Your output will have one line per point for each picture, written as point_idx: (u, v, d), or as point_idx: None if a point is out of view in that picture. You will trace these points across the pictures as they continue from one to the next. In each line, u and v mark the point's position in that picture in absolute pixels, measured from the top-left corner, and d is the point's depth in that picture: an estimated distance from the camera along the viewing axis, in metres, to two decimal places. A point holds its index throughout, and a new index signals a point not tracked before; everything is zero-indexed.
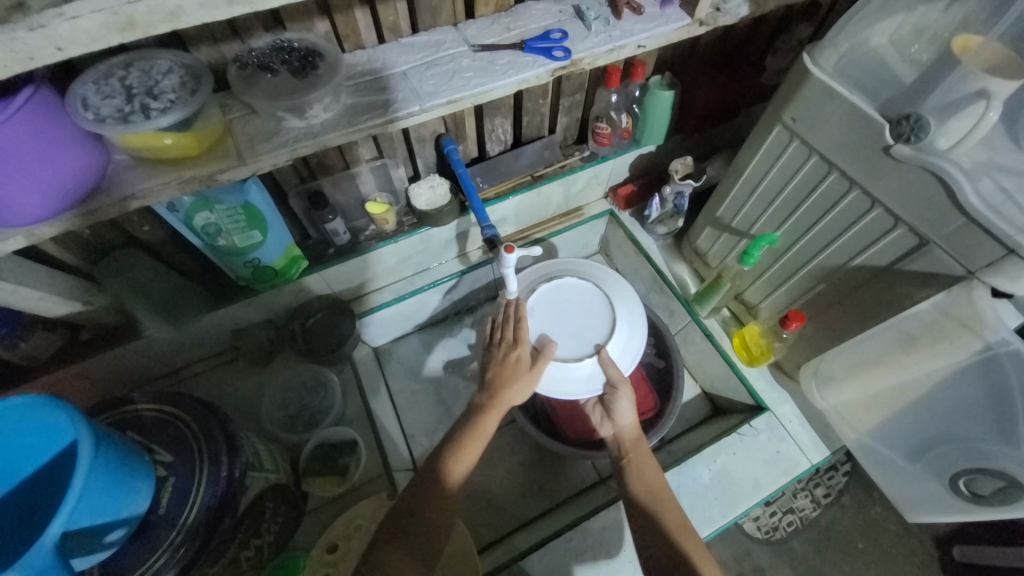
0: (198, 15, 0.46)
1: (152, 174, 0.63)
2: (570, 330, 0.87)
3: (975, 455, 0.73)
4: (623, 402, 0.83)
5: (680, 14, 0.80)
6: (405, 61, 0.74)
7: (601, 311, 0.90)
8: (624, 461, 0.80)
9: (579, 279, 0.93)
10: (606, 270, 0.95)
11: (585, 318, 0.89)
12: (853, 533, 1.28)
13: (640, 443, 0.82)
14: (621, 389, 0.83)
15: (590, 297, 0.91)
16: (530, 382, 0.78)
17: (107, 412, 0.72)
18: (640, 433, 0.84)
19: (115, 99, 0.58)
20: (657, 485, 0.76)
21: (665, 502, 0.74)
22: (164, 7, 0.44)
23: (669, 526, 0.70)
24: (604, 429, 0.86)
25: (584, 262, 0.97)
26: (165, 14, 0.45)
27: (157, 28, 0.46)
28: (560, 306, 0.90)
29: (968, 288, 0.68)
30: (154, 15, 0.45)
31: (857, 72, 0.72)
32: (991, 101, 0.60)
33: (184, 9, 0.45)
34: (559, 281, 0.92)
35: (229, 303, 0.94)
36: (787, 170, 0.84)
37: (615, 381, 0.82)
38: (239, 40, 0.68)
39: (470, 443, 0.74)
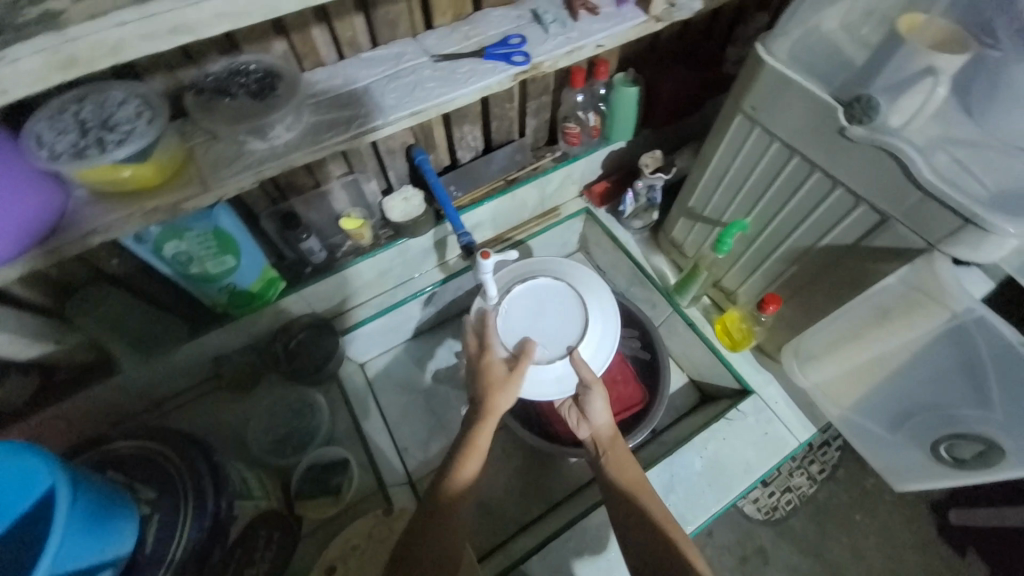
0: (142, 47, 0.45)
1: (113, 208, 0.61)
2: (542, 332, 0.87)
3: (952, 422, 0.75)
4: (598, 401, 0.83)
5: (635, 12, 0.82)
6: (366, 75, 0.74)
7: (574, 310, 0.89)
8: (604, 460, 0.81)
9: (552, 278, 0.92)
10: (578, 267, 0.94)
11: (557, 318, 0.88)
12: (850, 506, 1.31)
13: (616, 440, 0.83)
14: (594, 389, 0.82)
15: (562, 296, 0.90)
16: (513, 389, 0.77)
17: (87, 452, 0.71)
18: (616, 430, 0.85)
19: (70, 134, 0.57)
20: (636, 477, 0.77)
21: (645, 491, 0.75)
22: (106, 42, 0.43)
23: (656, 516, 0.72)
24: (581, 431, 0.87)
25: (556, 259, 0.95)
26: (106, 48, 0.44)
27: (101, 63, 0.45)
28: (533, 307, 0.89)
29: (930, 260, 0.69)
30: (96, 50, 0.44)
31: (808, 58, 0.74)
32: (938, 77, 0.64)
33: (126, 42, 0.44)
34: (531, 281, 0.91)
35: (207, 331, 0.93)
36: (752, 157, 0.86)
37: (588, 380, 0.81)
38: (195, 65, 0.67)
39: (470, 458, 0.75)
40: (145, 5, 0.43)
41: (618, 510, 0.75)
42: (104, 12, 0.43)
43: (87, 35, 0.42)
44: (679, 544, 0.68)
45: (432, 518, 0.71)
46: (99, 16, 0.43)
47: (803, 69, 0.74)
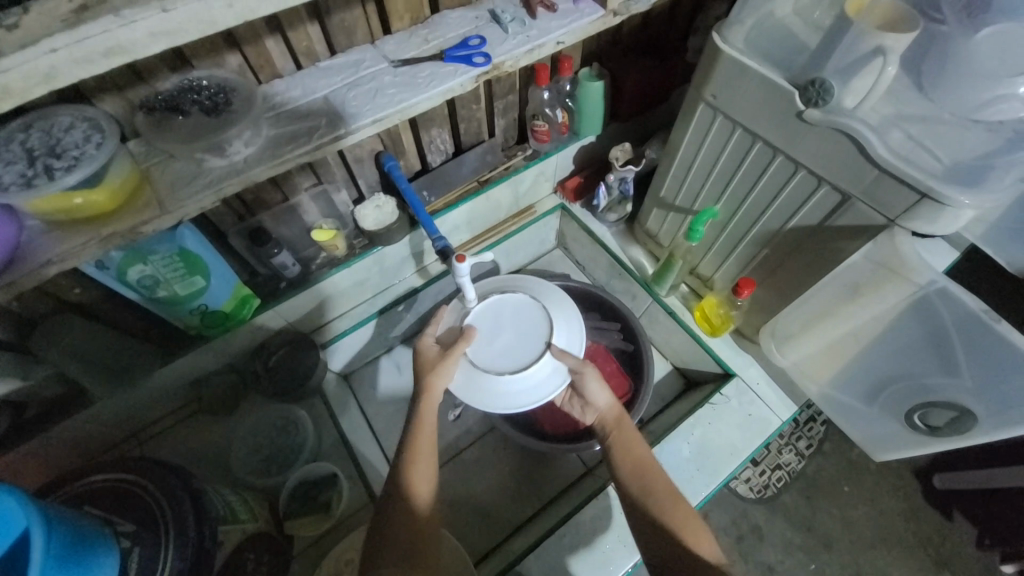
0: (76, 73, 0.43)
1: (67, 237, 0.59)
2: (511, 340, 0.85)
3: (925, 391, 0.78)
4: (592, 383, 0.82)
5: (593, 7, 0.82)
6: (326, 85, 0.73)
7: (535, 312, 0.88)
8: (610, 441, 0.82)
9: (508, 292, 0.92)
10: (534, 280, 0.95)
11: (522, 322, 0.87)
12: (837, 477, 1.34)
13: (622, 420, 0.83)
14: (586, 372, 0.81)
15: (521, 303, 0.89)
16: (448, 367, 0.80)
17: (60, 489, 0.69)
18: (621, 409, 0.85)
19: (17, 164, 0.55)
20: (644, 456, 0.78)
21: (651, 470, 0.76)
22: (38, 70, 0.42)
23: (661, 497, 0.73)
24: (588, 417, 0.88)
25: (517, 275, 0.96)
26: (39, 77, 0.42)
27: (35, 92, 0.43)
28: (496, 320, 0.88)
29: (891, 234, 0.71)
30: (29, 79, 0.42)
31: (763, 44, 0.75)
32: (887, 57, 0.64)
33: (60, 68, 0.43)
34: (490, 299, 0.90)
35: (181, 354, 0.90)
36: (717, 144, 0.87)
37: (576, 366, 0.81)
38: (146, 84, 0.66)
39: (419, 457, 0.74)
40: (79, 28, 0.42)
41: (626, 490, 0.75)
42: (34, 40, 0.41)
43: (20, 64, 0.41)
44: (680, 524, 0.69)
45: (392, 518, 0.69)
46: (30, 43, 0.41)
47: (758, 56, 0.75)
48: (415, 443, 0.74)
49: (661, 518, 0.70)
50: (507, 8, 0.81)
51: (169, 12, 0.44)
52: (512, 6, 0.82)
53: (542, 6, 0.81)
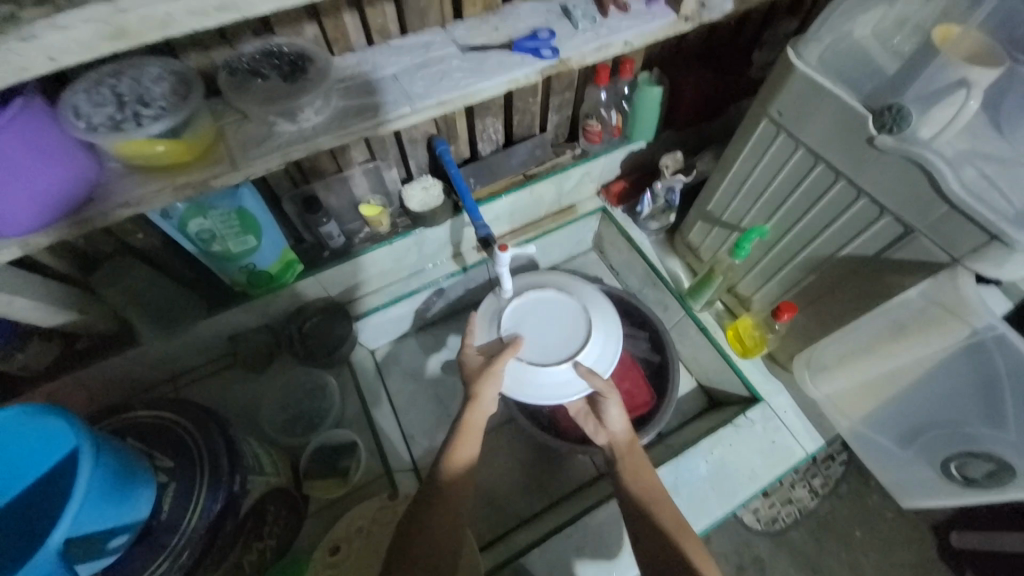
0: (188, 23, 0.46)
1: (145, 182, 0.63)
2: (541, 339, 0.88)
3: (965, 440, 0.74)
4: (613, 408, 0.84)
5: (665, 11, 0.81)
6: (395, 63, 0.75)
7: (579, 323, 0.90)
8: (618, 465, 0.81)
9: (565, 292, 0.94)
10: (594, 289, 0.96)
11: (561, 326, 0.90)
12: (851, 521, 1.29)
13: (633, 447, 0.83)
14: (609, 396, 0.83)
15: (569, 308, 0.92)
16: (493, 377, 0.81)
17: (107, 419, 0.73)
18: (633, 437, 0.85)
19: (107, 107, 0.58)
20: (650, 487, 0.77)
21: (656, 501, 0.75)
22: (155, 15, 0.44)
23: (664, 522, 0.72)
24: (597, 438, 0.87)
25: (577, 279, 0.98)
26: (155, 22, 0.44)
27: (149, 37, 0.45)
28: (538, 314, 0.91)
29: (953, 276, 0.69)
30: (145, 23, 0.44)
31: (838, 64, 0.73)
32: (971, 90, 0.62)
33: (174, 18, 0.45)
34: (544, 290, 0.94)
35: (225, 309, 0.94)
36: (776, 163, 0.85)
37: (603, 390, 0.82)
38: (229, 46, 0.69)
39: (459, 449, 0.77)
40: None
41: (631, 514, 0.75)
42: None
43: (138, 8, 0.43)
44: (684, 550, 0.68)
45: (429, 502, 0.73)
46: None
47: (832, 77, 0.73)
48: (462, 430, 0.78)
49: (675, 538, 0.70)
50: (579, 4, 0.81)
51: None
52: (584, 2, 0.82)
53: (615, 6, 0.81)
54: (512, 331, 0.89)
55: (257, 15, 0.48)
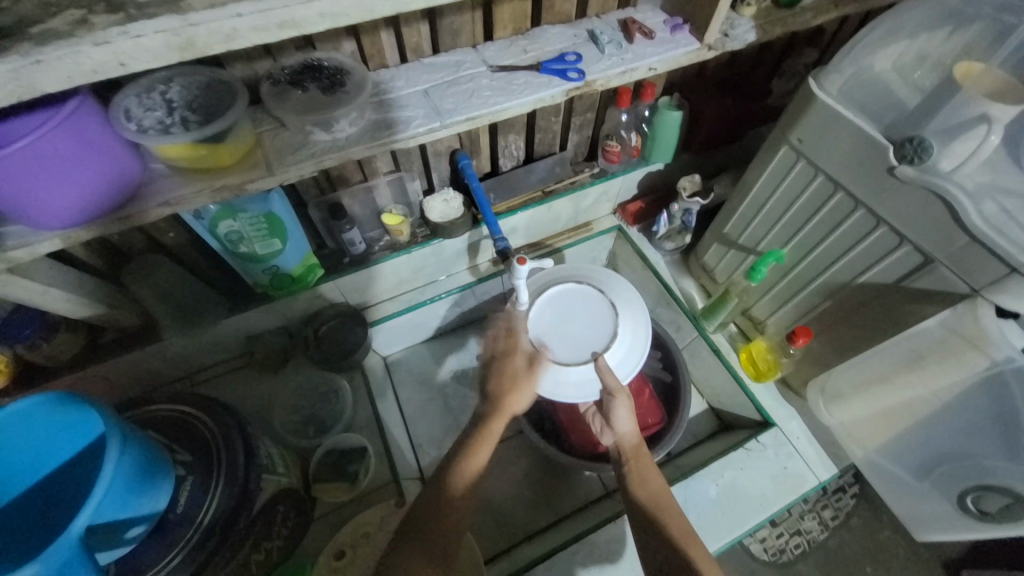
0: (251, 37, 0.48)
1: (186, 184, 0.66)
2: (551, 328, 0.88)
3: (982, 473, 0.73)
4: (621, 410, 0.82)
5: (690, 39, 0.83)
6: (427, 79, 0.78)
7: (602, 339, 0.87)
8: (625, 468, 0.81)
9: (611, 309, 0.89)
10: (641, 326, 0.89)
11: (584, 327, 0.88)
12: (861, 558, 1.25)
13: (641, 449, 0.83)
14: (618, 398, 0.81)
15: (601, 319, 0.89)
16: (528, 387, 0.80)
17: (129, 410, 0.76)
18: (641, 439, 0.84)
19: (157, 111, 0.62)
20: (659, 492, 0.77)
21: (666, 508, 0.75)
22: (221, 30, 0.47)
23: (672, 531, 0.72)
24: (605, 437, 0.87)
25: (637, 305, 0.91)
26: (222, 35, 0.47)
27: (213, 49, 0.48)
28: (574, 305, 0.90)
29: (973, 306, 0.68)
30: (211, 37, 0.47)
31: (859, 95, 0.74)
32: (992, 125, 0.63)
33: (239, 32, 0.48)
34: (595, 296, 0.91)
35: (246, 309, 0.96)
36: (794, 190, 0.87)
37: (612, 389, 0.81)
38: (271, 58, 0.72)
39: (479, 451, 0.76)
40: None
41: (644, 523, 0.74)
42: (224, 3, 0.46)
43: (208, 21, 0.46)
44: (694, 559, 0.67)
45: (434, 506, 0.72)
46: (219, 5, 0.46)
47: (853, 107, 0.74)
48: (482, 435, 0.77)
49: (685, 553, 0.68)
50: (606, 30, 0.84)
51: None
52: (611, 29, 0.85)
53: (640, 32, 0.83)
54: (544, 307, 0.90)
55: (314, 32, 0.51)
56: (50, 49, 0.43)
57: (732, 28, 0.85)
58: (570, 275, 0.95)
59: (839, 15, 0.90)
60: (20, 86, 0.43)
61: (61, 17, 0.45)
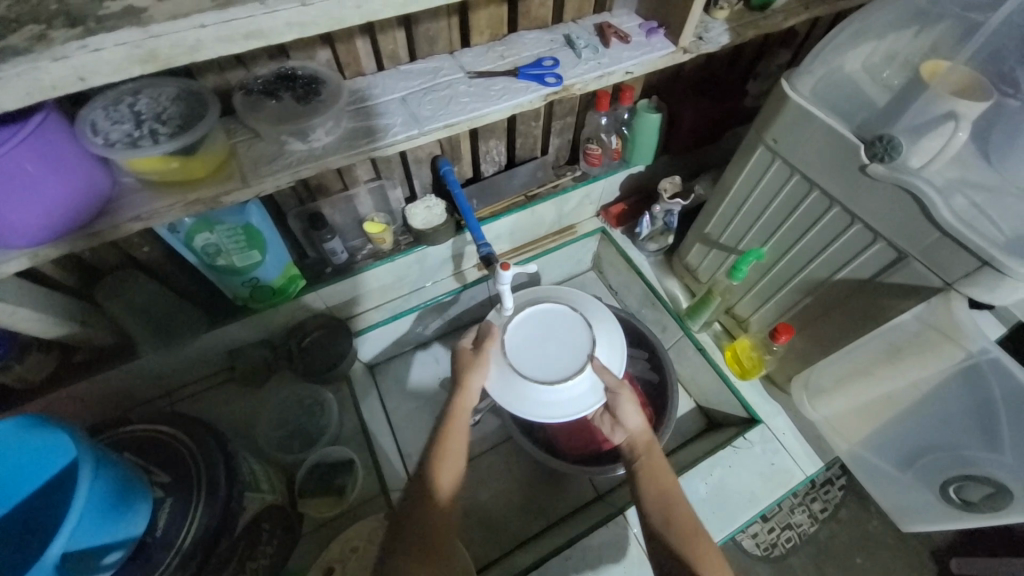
0: (217, 49, 0.48)
1: (158, 197, 0.64)
2: (533, 348, 0.87)
3: (963, 462, 0.75)
4: (627, 405, 0.84)
5: (665, 42, 0.84)
6: (404, 87, 0.78)
7: (577, 360, 0.85)
8: (637, 463, 0.81)
9: (583, 322, 0.90)
10: (613, 336, 0.91)
11: (563, 342, 0.88)
12: (851, 549, 1.27)
13: (653, 445, 0.83)
14: (621, 393, 0.83)
15: (580, 346, 0.87)
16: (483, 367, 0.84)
17: (104, 433, 0.74)
18: (651, 435, 0.85)
19: (125, 124, 0.60)
20: (669, 487, 0.77)
21: (677, 503, 0.75)
22: (185, 42, 0.46)
23: (678, 528, 0.72)
24: (618, 435, 0.89)
25: (608, 318, 0.93)
26: (186, 48, 0.46)
27: (177, 61, 0.47)
28: (550, 322, 0.90)
29: (946, 299, 0.70)
30: (176, 49, 0.46)
31: (831, 95, 0.75)
32: (960, 122, 0.64)
33: (203, 43, 0.47)
34: (567, 311, 0.92)
35: (227, 322, 0.94)
36: (771, 189, 0.88)
37: (615, 385, 0.83)
38: (244, 68, 0.71)
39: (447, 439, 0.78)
40: (227, 10, 0.46)
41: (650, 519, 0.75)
42: (187, 14, 0.45)
43: (170, 33, 0.45)
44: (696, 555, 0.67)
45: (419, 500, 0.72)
46: (181, 17, 0.45)
47: (825, 108, 0.76)
48: (441, 450, 0.77)
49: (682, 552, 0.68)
50: (582, 35, 0.85)
51: (307, 6, 0.48)
52: (587, 33, 0.86)
53: (616, 37, 0.84)
54: (520, 326, 0.89)
55: (283, 42, 0.50)
56: (7, 66, 0.42)
57: (706, 32, 0.87)
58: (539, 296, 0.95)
59: (809, 17, 0.92)
60: None
61: (18, 32, 0.44)
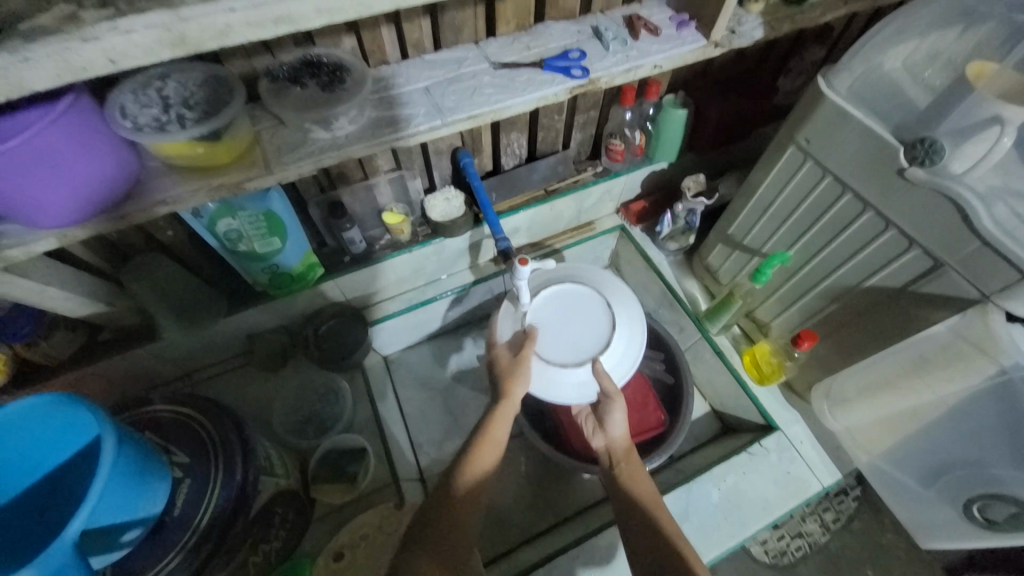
0: (244, 33, 0.47)
1: (183, 182, 0.65)
2: (546, 326, 0.86)
3: (990, 481, 0.72)
4: (617, 412, 0.83)
5: (696, 36, 0.82)
6: (428, 76, 0.77)
7: (579, 356, 0.83)
8: (616, 470, 0.82)
9: (606, 324, 0.86)
10: (633, 347, 0.86)
11: (577, 334, 0.86)
12: (864, 561, 1.25)
13: (631, 453, 0.84)
14: (616, 400, 0.82)
15: (588, 348, 0.84)
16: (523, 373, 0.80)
17: (126, 412, 0.75)
18: (631, 443, 0.86)
19: (153, 108, 0.61)
20: (649, 490, 0.78)
21: (656, 502, 0.76)
22: (214, 25, 0.46)
23: (663, 526, 0.72)
24: (596, 440, 0.88)
25: (636, 327, 0.88)
26: (215, 31, 0.46)
27: (206, 45, 0.47)
28: (572, 311, 0.88)
29: (983, 311, 0.67)
30: (204, 32, 0.46)
31: (870, 95, 0.72)
32: (1005, 127, 0.61)
33: (232, 28, 0.47)
34: (595, 307, 0.88)
35: (247, 307, 0.96)
36: (801, 191, 0.85)
37: (610, 392, 0.81)
38: (269, 54, 0.71)
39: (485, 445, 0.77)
40: None
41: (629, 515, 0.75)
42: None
43: (199, 17, 0.45)
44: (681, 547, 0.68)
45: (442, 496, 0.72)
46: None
47: (863, 107, 0.72)
48: (482, 435, 0.78)
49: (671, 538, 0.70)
50: (610, 27, 0.83)
51: None
52: (615, 25, 0.83)
53: (646, 29, 0.82)
54: (544, 302, 0.89)
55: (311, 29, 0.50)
56: (39, 46, 0.42)
57: (740, 26, 0.84)
58: (576, 278, 0.93)
59: (847, 13, 0.88)
60: (8, 83, 0.42)
61: (50, 13, 0.44)
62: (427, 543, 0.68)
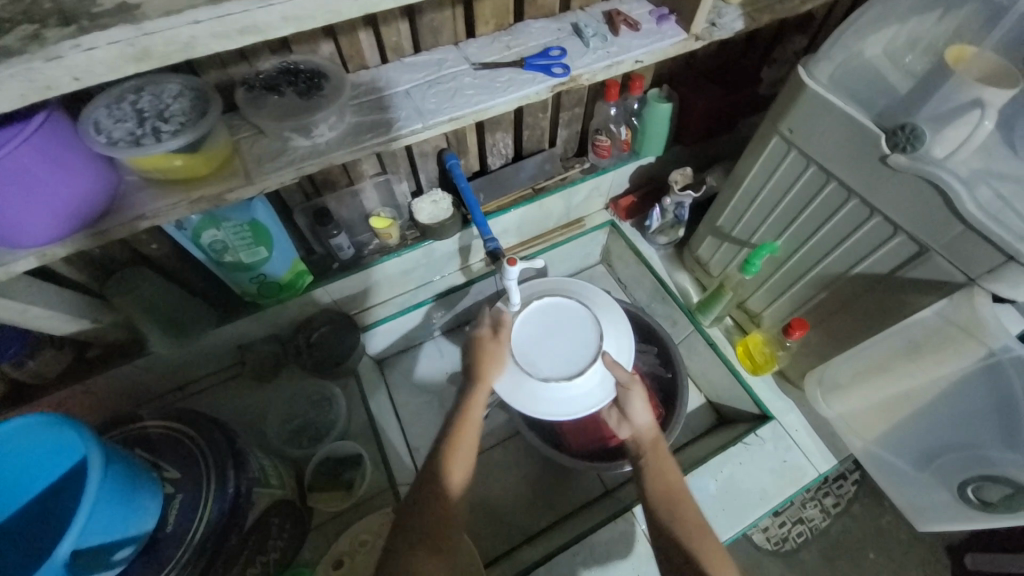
0: (211, 45, 0.47)
1: (162, 195, 0.64)
2: (532, 332, 0.86)
3: (981, 463, 0.72)
4: (637, 400, 0.81)
5: (676, 30, 0.82)
6: (408, 80, 0.76)
7: (556, 371, 0.82)
8: (643, 462, 0.80)
9: (590, 347, 0.84)
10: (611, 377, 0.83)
11: (559, 349, 0.85)
12: (864, 544, 1.26)
13: (659, 443, 0.81)
14: (632, 388, 0.81)
15: (574, 363, 0.83)
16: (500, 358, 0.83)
17: (115, 429, 0.74)
18: (658, 433, 0.83)
19: (127, 122, 0.60)
20: (675, 485, 0.76)
21: (681, 498, 0.74)
22: (179, 38, 0.45)
23: (685, 525, 0.71)
24: (621, 431, 0.85)
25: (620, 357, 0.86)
26: (180, 45, 0.45)
27: (172, 58, 0.46)
28: (561, 324, 0.87)
29: (969, 295, 0.68)
30: (170, 46, 0.45)
31: (850, 83, 0.72)
32: (986, 110, 0.61)
33: (198, 40, 0.46)
34: (584, 326, 0.87)
35: (236, 318, 0.95)
36: (786, 181, 0.85)
37: (625, 381, 0.81)
38: (247, 63, 0.71)
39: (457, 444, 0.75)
40: (221, 5, 0.45)
41: (653, 513, 0.74)
42: (180, 11, 0.45)
43: (164, 30, 0.44)
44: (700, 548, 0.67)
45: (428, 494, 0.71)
46: (175, 12, 0.44)
47: (844, 96, 0.72)
48: (457, 435, 0.76)
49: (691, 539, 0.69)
50: (590, 23, 0.82)
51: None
52: (595, 21, 0.83)
53: (626, 24, 0.81)
54: (540, 308, 0.89)
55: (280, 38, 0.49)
56: (0, 67, 0.41)
57: (719, 18, 0.84)
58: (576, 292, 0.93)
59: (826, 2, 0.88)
60: None
61: (12, 32, 0.43)
62: (407, 545, 0.66)
